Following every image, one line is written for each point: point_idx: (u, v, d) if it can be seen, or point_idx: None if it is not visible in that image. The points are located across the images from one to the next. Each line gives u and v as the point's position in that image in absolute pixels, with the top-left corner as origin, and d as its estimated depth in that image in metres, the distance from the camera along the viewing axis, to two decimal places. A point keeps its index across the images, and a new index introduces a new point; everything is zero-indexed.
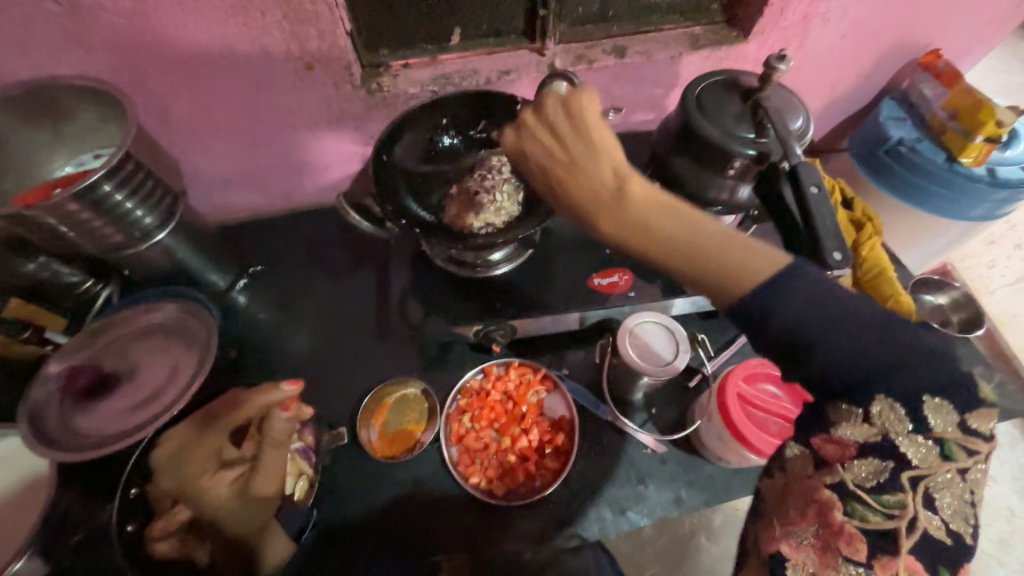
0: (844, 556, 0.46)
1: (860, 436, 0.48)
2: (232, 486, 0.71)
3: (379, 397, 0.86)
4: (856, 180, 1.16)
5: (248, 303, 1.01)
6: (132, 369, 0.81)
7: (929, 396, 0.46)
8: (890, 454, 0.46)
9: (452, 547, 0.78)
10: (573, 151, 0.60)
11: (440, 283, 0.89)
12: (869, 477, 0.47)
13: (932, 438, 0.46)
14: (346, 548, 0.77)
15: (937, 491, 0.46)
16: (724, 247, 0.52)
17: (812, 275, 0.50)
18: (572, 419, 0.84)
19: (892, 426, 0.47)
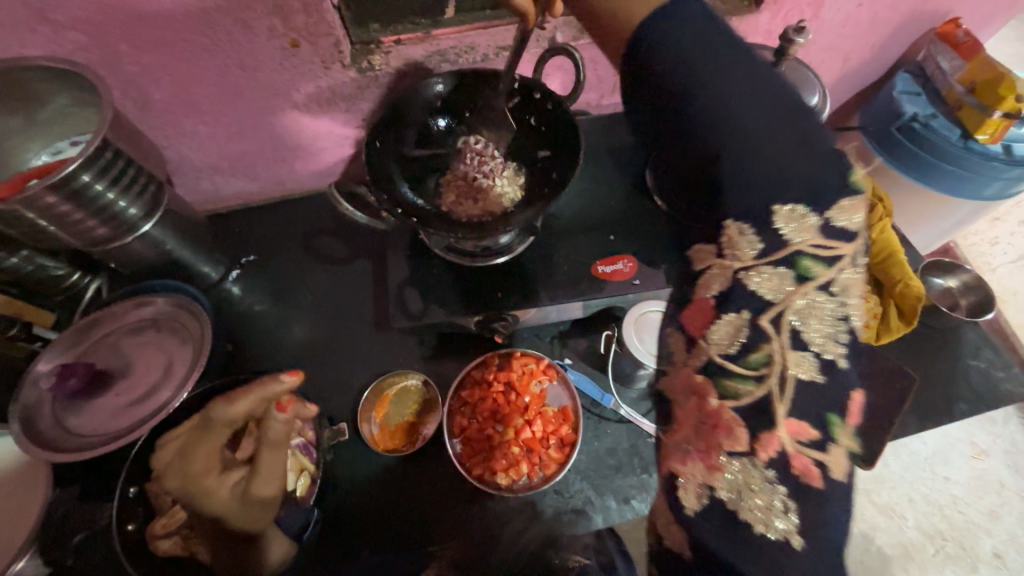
0: (723, 449, 0.44)
1: (719, 287, 0.48)
2: (236, 488, 0.64)
3: (379, 391, 0.85)
4: (867, 158, 1.12)
5: (242, 293, 0.98)
6: (125, 365, 0.79)
7: (783, 208, 0.46)
8: (745, 304, 0.46)
9: (453, 535, 0.79)
10: None
11: (438, 272, 0.86)
12: (731, 342, 0.46)
13: (784, 247, 0.46)
14: (350, 540, 0.78)
15: (801, 321, 0.45)
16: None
17: (727, 57, 0.50)
18: (576, 408, 0.83)
19: (741, 251, 0.47)
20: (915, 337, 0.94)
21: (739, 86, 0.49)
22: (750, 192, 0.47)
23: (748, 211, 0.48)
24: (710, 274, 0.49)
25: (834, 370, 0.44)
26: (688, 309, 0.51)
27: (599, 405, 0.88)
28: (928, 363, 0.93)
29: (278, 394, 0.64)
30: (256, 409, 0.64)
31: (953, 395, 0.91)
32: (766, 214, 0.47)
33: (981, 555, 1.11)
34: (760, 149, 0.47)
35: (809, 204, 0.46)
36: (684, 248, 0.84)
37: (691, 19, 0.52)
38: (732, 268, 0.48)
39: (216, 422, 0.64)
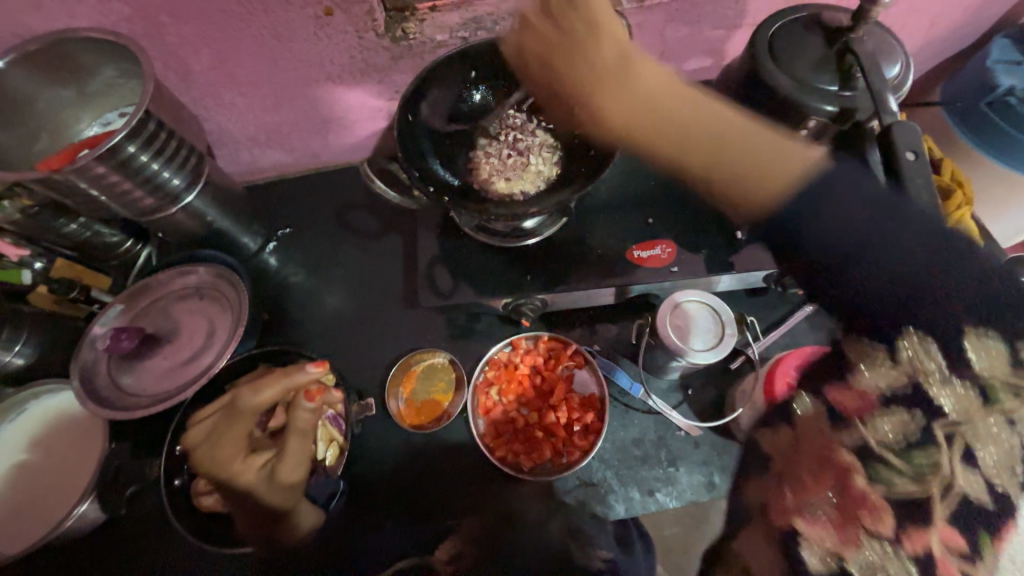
0: (866, 531, 0.42)
1: (885, 380, 0.44)
2: (263, 469, 0.67)
3: (407, 366, 0.86)
4: (946, 137, 1.00)
5: (278, 264, 1.01)
6: (173, 330, 0.83)
7: (974, 331, 0.42)
8: (917, 403, 0.43)
9: (472, 511, 0.80)
10: (577, 36, 0.68)
11: (469, 251, 0.85)
12: (895, 435, 0.43)
13: (971, 370, 0.42)
14: (376, 508, 0.80)
15: (979, 444, 0.42)
16: (747, 160, 0.58)
17: (858, 179, 0.51)
18: (602, 396, 0.81)
19: (917, 360, 0.44)
20: None
21: (912, 249, 0.45)
22: (920, 309, 0.44)
23: (933, 322, 0.44)
24: (874, 364, 0.45)
25: (1004, 501, 0.42)
26: (834, 381, 0.47)
27: (626, 394, 0.85)
28: None
29: (303, 384, 0.66)
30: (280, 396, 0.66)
31: None
32: (935, 335, 0.44)
33: None
34: (916, 290, 0.45)
35: (1013, 330, 0.42)
36: None
37: (835, 199, 0.51)
38: (909, 371, 0.44)
39: (241, 408, 0.66)
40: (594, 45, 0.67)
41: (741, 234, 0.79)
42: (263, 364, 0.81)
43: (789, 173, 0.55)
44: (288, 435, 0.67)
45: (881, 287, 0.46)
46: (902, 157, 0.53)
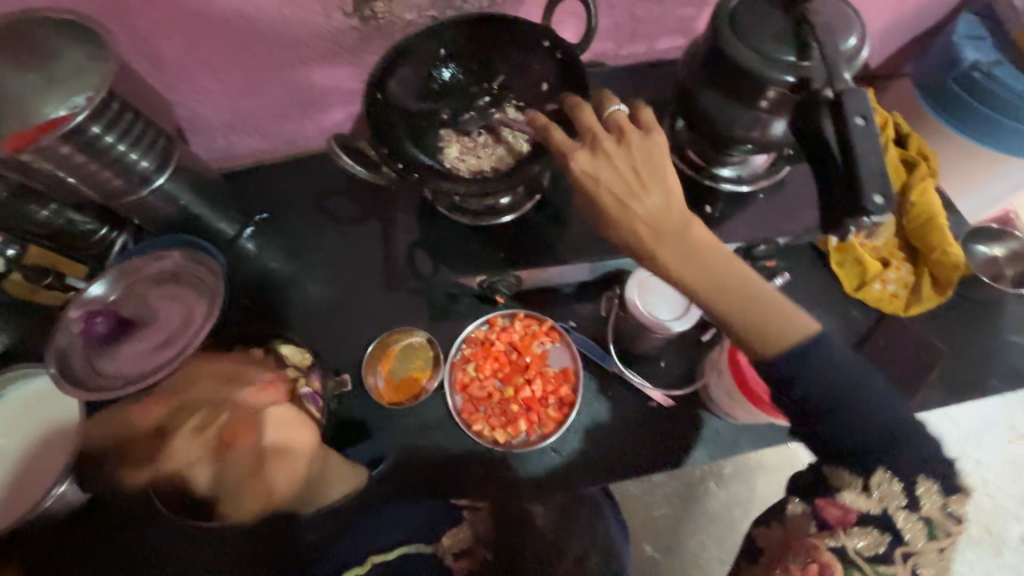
0: None
1: (864, 504, 0.56)
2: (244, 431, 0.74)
3: (384, 346, 0.87)
4: (915, 112, 1.02)
5: (257, 250, 0.99)
6: (149, 315, 0.83)
7: (924, 479, 0.55)
8: (886, 522, 0.55)
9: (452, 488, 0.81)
10: (645, 183, 0.60)
11: (445, 231, 0.86)
12: (870, 546, 0.54)
13: (920, 508, 0.55)
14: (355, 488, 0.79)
15: (921, 566, 0.55)
16: (780, 321, 0.57)
17: (834, 352, 0.57)
18: (577, 370, 0.83)
19: (887, 497, 0.55)
20: (948, 309, 0.88)
21: (898, 425, 0.56)
22: (903, 462, 0.55)
23: (900, 464, 0.55)
24: (849, 490, 0.57)
25: None
26: (816, 496, 0.59)
27: (601, 369, 0.85)
28: (961, 335, 0.87)
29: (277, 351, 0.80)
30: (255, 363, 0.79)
31: (986, 368, 0.85)
32: (910, 481, 0.55)
33: (1005, 537, 1.14)
34: (899, 452, 0.55)
35: (948, 489, 0.56)
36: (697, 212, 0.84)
37: (834, 364, 0.57)
38: (879, 502, 0.55)
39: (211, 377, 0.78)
40: (659, 197, 0.59)
41: (709, 208, 0.85)
42: (240, 346, 0.81)
43: (806, 332, 0.57)
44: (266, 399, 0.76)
45: (870, 446, 0.56)
46: (851, 122, 0.56)
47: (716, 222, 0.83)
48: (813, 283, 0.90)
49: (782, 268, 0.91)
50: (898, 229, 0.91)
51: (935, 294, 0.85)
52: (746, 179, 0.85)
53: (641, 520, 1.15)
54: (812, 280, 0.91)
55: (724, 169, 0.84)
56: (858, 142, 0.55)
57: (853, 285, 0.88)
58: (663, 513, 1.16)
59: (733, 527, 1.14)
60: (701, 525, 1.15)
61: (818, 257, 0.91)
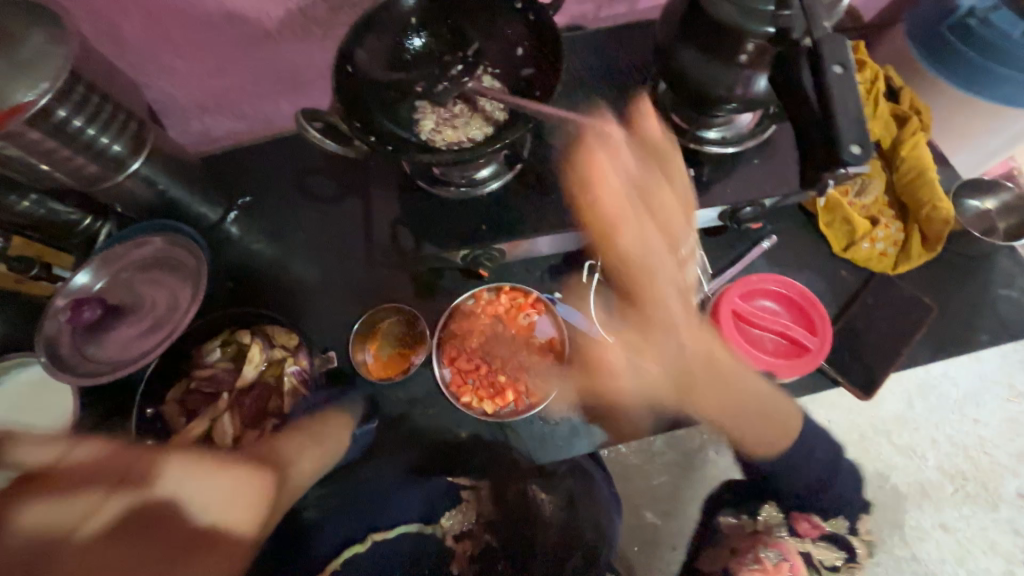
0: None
1: (829, 524, 0.84)
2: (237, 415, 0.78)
3: (372, 323, 0.86)
4: (910, 64, 0.98)
5: (241, 233, 0.99)
6: (137, 301, 0.84)
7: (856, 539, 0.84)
8: (840, 545, 0.83)
9: (445, 458, 0.84)
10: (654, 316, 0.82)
11: (427, 206, 0.85)
12: (827, 556, 0.83)
13: (845, 551, 0.83)
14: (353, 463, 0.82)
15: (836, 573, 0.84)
16: (767, 427, 0.83)
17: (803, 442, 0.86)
18: (563, 339, 0.83)
19: (835, 525, 0.84)
20: (940, 265, 0.87)
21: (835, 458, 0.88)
22: (850, 493, 0.85)
23: (842, 496, 0.85)
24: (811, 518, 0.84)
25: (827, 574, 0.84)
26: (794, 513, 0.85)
27: (587, 337, 0.87)
28: (951, 291, 0.86)
29: (263, 333, 0.81)
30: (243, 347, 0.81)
31: (975, 323, 0.84)
32: (840, 505, 0.84)
33: (1002, 493, 1.15)
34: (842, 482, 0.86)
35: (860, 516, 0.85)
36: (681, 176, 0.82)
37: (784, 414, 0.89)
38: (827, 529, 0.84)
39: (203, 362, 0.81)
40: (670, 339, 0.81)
41: (693, 171, 0.83)
42: (229, 328, 0.82)
43: (781, 436, 0.85)
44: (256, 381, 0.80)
45: (817, 473, 0.85)
46: (829, 69, 0.55)
47: (701, 185, 0.82)
48: (800, 245, 0.90)
49: (769, 230, 0.90)
50: (887, 186, 0.90)
51: (926, 249, 0.84)
52: (733, 139, 0.82)
53: (641, 489, 1.18)
54: (800, 241, 0.90)
55: (710, 131, 0.82)
56: (836, 88, 0.55)
57: (842, 245, 0.87)
58: (663, 481, 1.18)
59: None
60: (700, 492, 1.17)
61: (807, 218, 0.90)
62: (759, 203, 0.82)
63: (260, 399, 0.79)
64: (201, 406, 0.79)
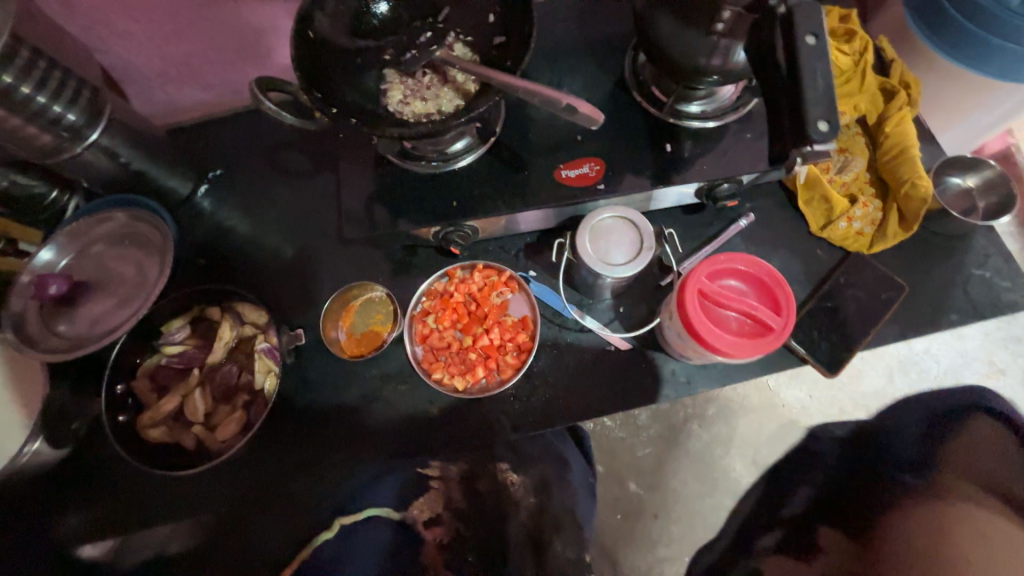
0: None
1: None
2: (208, 391, 0.78)
3: (345, 301, 0.85)
4: (904, 33, 0.94)
5: (213, 208, 0.97)
6: (105, 277, 0.83)
7: None
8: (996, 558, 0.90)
9: (407, 445, 0.79)
10: None
11: (398, 181, 0.83)
12: None
13: None
14: (309, 440, 0.79)
15: None
16: None
17: None
18: (535, 317, 0.83)
19: None
20: (914, 243, 0.86)
21: None
22: None
23: None
24: None
25: None
26: None
27: (560, 315, 0.85)
28: (925, 270, 0.86)
29: (232, 311, 0.81)
30: (213, 325, 0.82)
31: (946, 304, 0.84)
32: None
33: None
34: None
35: None
36: (657, 150, 0.80)
37: None
38: None
39: (175, 338, 0.81)
40: None
41: (670, 146, 0.80)
42: (199, 305, 0.82)
43: None
44: (224, 358, 0.80)
45: None
46: (802, 39, 0.56)
47: (678, 160, 0.80)
48: (777, 224, 0.89)
49: (747, 208, 0.89)
50: (868, 163, 0.89)
51: (902, 228, 0.83)
52: (713, 113, 0.80)
53: (630, 464, 1.20)
54: (779, 219, 0.89)
55: (691, 106, 0.80)
56: (807, 60, 0.56)
57: (818, 223, 0.86)
58: (649, 454, 1.21)
59: (715, 465, 1.19)
60: (684, 464, 1.19)
61: (787, 196, 0.89)
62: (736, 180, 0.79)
63: (230, 376, 0.79)
64: (172, 382, 0.79)
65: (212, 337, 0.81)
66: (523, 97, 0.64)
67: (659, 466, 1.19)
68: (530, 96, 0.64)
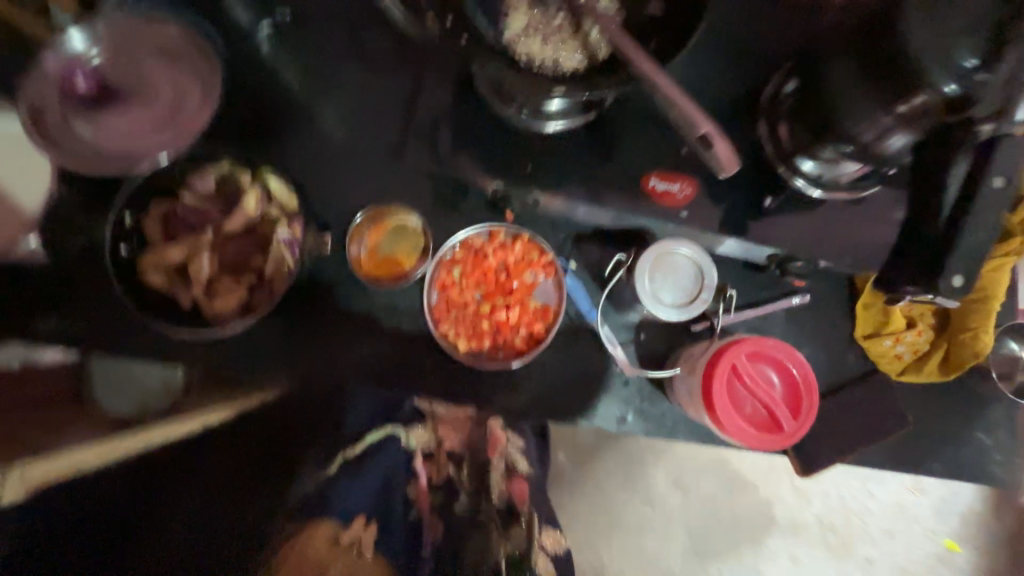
0: None
1: None
2: (213, 257, 0.75)
3: (378, 217, 0.80)
4: None
5: (273, 53, 0.81)
6: (135, 89, 0.74)
7: None
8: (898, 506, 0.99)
9: (390, 380, 0.79)
10: None
11: (479, 115, 0.74)
12: None
13: None
14: (300, 341, 0.78)
15: None
16: None
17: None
18: (557, 311, 0.81)
19: None
20: (938, 387, 0.86)
21: None
22: None
23: None
24: None
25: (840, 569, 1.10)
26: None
27: (581, 318, 0.83)
28: (933, 415, 0.85)
29: (263, 189, 0.76)
30: (237, 194, 0.76)
31: (934, 452, 0.85)
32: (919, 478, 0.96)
33: (852, 554, 1.30)
34: None
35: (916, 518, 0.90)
36: (754, 200, 0.74)
37: None
38: None
39: (194, 192, 0.76)
40: None
41: (768, 200, 0.74)
42: (230, 165, 0.76)
43: None
44: (242, 232, 0.77)
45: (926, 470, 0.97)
46: None
47: (770, 219, 0.74)
48: (825, 314, 0.85)
49: (806, 287, 0.85)
50: None
51: (934, 371, 0.83)
52: (822, 183, 0.71)
53: (564, 442, 1.25)
54: (830, 310, 0.85)
55: (806, 162, 0.70)
56: None
57: (864, 331, 0.83)
58: (587, 439, 1.25)
59: (638, 466, 1.26)
60: (614, 464, 1.25)
61: (849, 292, 0.85)
62: (812, 262, 0.77)
63: (243, 251, 0.76)
64: (182, 232, 0.75)
65: (233, 207, 0.77)
66: (660, 102, 0.56)
67: (592, 450, 1.25)
68: (669, 105, 0.55)
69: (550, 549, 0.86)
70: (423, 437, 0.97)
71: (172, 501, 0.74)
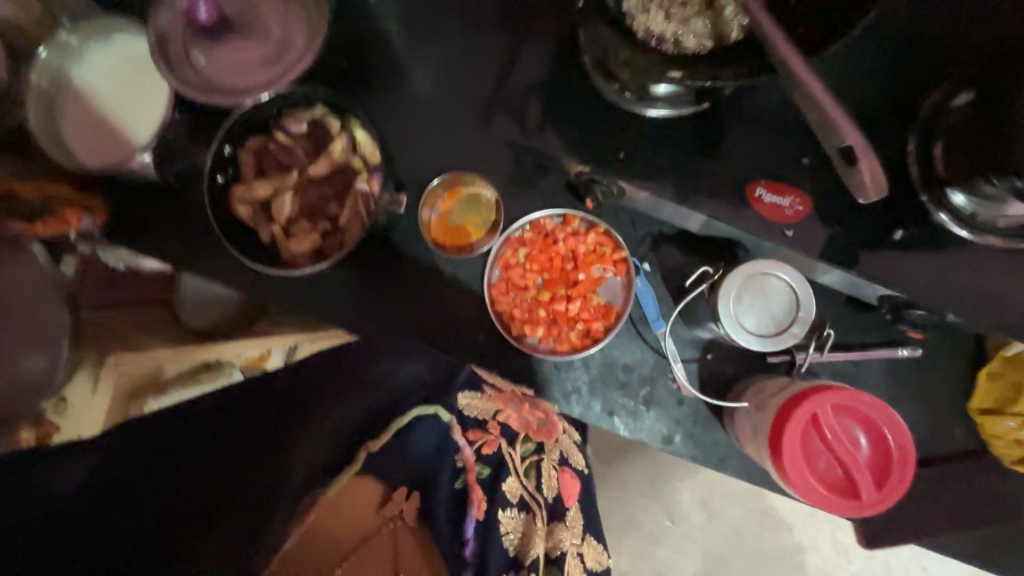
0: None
1: None
2: (296, 200, 0.78)
3: (455, 183, 0.78)
4: None
5: None
6: (248, 24, 0.76)
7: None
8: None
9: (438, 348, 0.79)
10: None
11: (578, 91, 0.68)
12: None
13: None
14: (361, 293, 0.80)
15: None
16: None
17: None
18: (621, 311, 0.76)
19: None
20: None
21: None
22: None
23: None
24: None
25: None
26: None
27: (645, 324, 0.77)
28: None
29: (350, 140, 0.77)
30: (327, 141, 0.78)
31: None
32: None
33: None
34: None
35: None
36: (883, 230, 0.63)
37: None
38: None
39: (289, 135, 0.78)
40: None
41: (899, 232, 0.63)
42: (324, 111, 0.77)
43: None
44: (325, 179, 0.79)
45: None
46: None
47: (897, 256, 0.63)
48: (933, 374, 0.74)
49: (918, 340, 0.73)
50: None
51: None
52: (975, 223, 0.60)
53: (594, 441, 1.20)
54: (939, 370, 0.74)
55: (958, 195, 0.59)
56: None
57: (982, 404, 0.71)
58: (619, 442, 1.20)
59: (667, 481, 1.19)
60: (642, 472, 1.20)
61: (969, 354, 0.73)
62: (936, 312, 0.65)
63: (323, 197, 0.78)
64: (272, 170, 0.78)
65: (321, 154, 0.79)
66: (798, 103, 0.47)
67: (621, 453, 1.20)
68: (811, 108, 0.47)
69: (590, 564, 0.87)
70: (485, 404, 0.86)
71: (201, 451, 0.83)
